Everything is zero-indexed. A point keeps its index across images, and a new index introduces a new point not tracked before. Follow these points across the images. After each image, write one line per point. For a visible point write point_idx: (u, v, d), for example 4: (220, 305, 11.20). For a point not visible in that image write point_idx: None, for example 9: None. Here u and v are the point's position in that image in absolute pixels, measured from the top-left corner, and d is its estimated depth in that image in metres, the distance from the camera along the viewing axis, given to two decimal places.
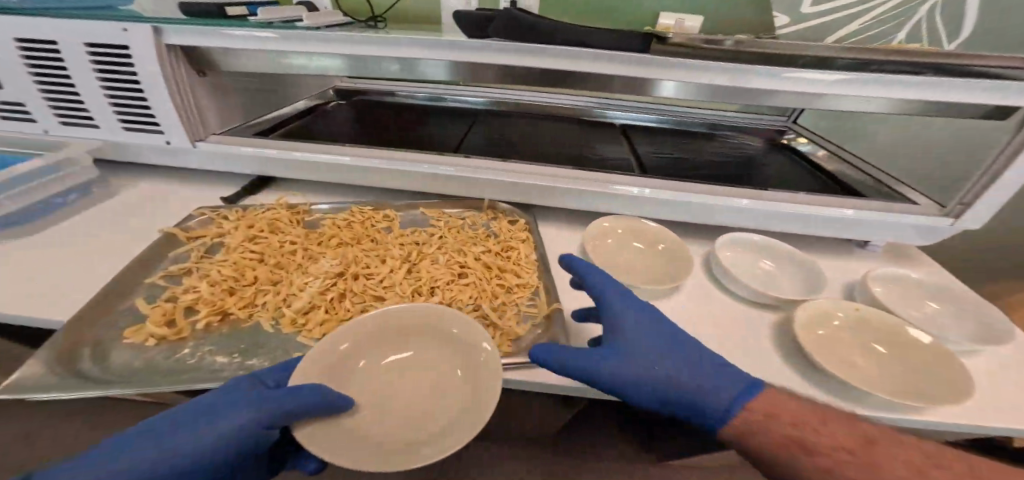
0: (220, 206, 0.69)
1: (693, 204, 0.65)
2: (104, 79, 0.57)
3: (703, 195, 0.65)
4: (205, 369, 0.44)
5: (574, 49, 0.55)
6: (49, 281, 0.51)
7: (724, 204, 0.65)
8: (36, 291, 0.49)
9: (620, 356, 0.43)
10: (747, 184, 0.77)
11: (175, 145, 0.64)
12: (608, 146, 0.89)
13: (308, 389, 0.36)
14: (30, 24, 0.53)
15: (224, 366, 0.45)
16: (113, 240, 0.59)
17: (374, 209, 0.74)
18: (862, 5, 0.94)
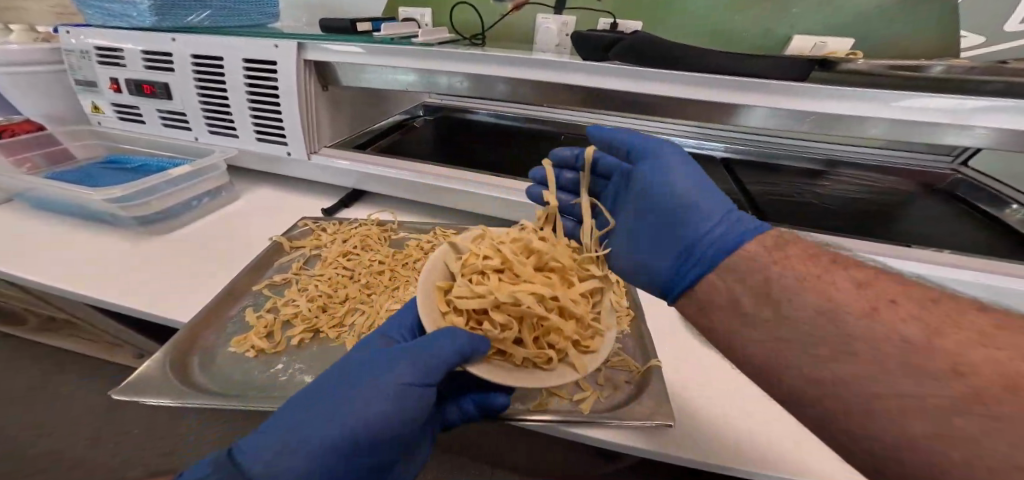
0: (321, 218, 0.70)
1: (832, 261, 0.56)
2: (251, 93, 0.62)
3: (840, 251, 0.56)
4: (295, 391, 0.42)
5: (708, 76, 0.51)
6: (185, 279, 0.54)
7: (876, 265, 0.55)
8: (173, 289, 0.52)
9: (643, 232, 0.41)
10: (888, 239, 0.66)
11: (294, 157, 0.68)
12: (708, 181, 0.83)
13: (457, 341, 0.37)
14: (205, 43, 0.59)
15: None
16: (235, 245, 0.62)
17: (457, 232, 0.72)
18: None
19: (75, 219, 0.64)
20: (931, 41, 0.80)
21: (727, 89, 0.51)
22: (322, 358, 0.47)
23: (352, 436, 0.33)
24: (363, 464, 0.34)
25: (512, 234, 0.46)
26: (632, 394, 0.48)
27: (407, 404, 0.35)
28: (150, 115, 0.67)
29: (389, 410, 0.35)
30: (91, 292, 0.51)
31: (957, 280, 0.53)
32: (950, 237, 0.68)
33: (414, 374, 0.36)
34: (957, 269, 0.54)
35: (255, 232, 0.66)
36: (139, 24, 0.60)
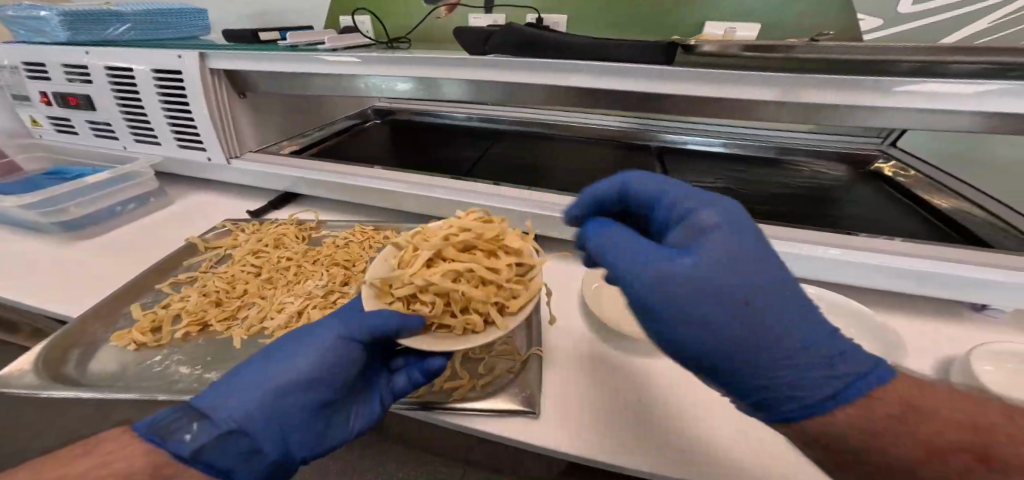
0: (244, 219, 0.73)
1: None
2: (164, 100, 0.65)
3: None
4: (167, 379, 0.45)
5: (575, 64, 0.52)
6: (98, 280, 0.58)
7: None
8: (80, 288, 0.56)
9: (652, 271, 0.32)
10: (794, 221, 0.67)
11: (215, 162, 0.71)
12: (631, 172, 0.85)
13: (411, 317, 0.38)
14: (115, 54, 0.62)
15: (184, 377, 0.45)
16: (153, 246, 0.66)
17: (376, 228, 0.74)
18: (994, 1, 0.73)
19: (10, 226, 0.68)
20: (842, 20, 0.79)
21: (600, 75, 0.52)
22: (203, 351, 0.50)
23: (286, 383, 0.36)
24: (304, 412, 0.36)
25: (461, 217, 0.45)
26: (505, 381, 0.48)
27: (343, 349, 0.38)
28: (81, 126, 0.71)
29: (322, 359, 0.37)
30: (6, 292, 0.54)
31: (844, 260, 0.53)
32: (866, 219, 0.68)
33: (348, 326, 0.39)
34: (837, 248, 0.54)
35: (180, 235, 0.69)
36: (56, 39, 0.64)
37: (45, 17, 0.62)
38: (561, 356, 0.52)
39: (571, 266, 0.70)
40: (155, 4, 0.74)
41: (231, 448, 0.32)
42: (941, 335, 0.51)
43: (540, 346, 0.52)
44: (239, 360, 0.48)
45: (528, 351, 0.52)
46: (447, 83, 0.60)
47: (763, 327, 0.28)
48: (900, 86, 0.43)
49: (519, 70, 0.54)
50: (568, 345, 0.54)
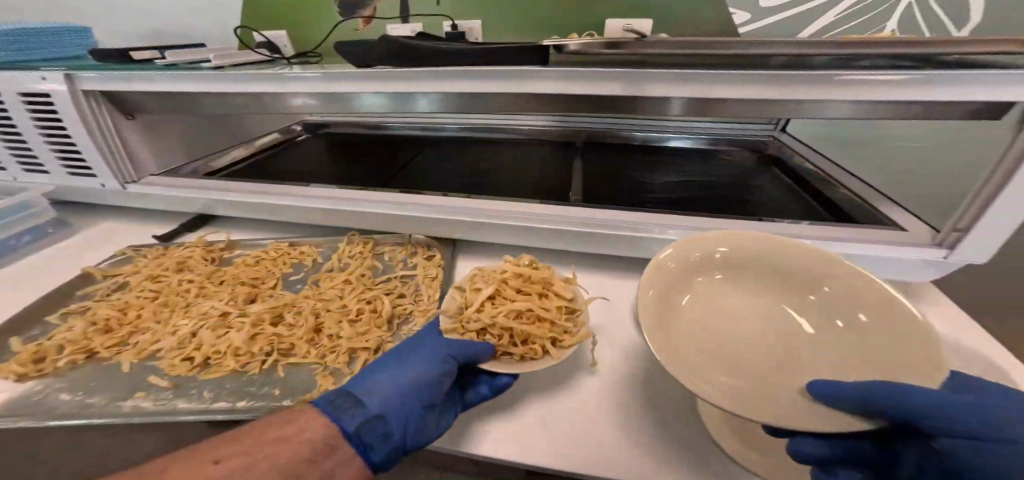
0: (148, 244, 0.70)
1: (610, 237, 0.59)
2: (43, 128, 0.63)
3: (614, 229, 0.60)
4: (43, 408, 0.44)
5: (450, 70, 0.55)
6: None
7: (647, 237, 0.59)
8: None
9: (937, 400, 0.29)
10: (690, 210, 0.70)
11: (110, 188, 0.69)
12: (551, 172, 0.87)
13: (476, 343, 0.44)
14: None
15: (64, 403, 0.45)
16: (46, 279, 0.64)
17: (292, 244, 0.74)
18: None
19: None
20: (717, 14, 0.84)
21: (487, 79, 0.55)
22: (85, 378, 0.48)
23: (416, 382, 0.41)
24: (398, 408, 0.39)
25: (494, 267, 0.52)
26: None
27: (441, 373, 0.41)
28: None
29: (420, 372, 0.41)
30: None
31: (721, 244, 0.56)
32: (759, 205, 0.71)
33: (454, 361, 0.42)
34: (716, 233, 0.57)
35: (75, 264, 0.67)
36: None
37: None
38: None
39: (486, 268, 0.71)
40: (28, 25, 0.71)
41: (373, 429, 0.38)
42: None
43: None
44: (124, 384, 0.47)
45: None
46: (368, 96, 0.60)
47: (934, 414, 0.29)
48: (735, 80, 0.47)
49: (413, 81, 0.57)
50: None
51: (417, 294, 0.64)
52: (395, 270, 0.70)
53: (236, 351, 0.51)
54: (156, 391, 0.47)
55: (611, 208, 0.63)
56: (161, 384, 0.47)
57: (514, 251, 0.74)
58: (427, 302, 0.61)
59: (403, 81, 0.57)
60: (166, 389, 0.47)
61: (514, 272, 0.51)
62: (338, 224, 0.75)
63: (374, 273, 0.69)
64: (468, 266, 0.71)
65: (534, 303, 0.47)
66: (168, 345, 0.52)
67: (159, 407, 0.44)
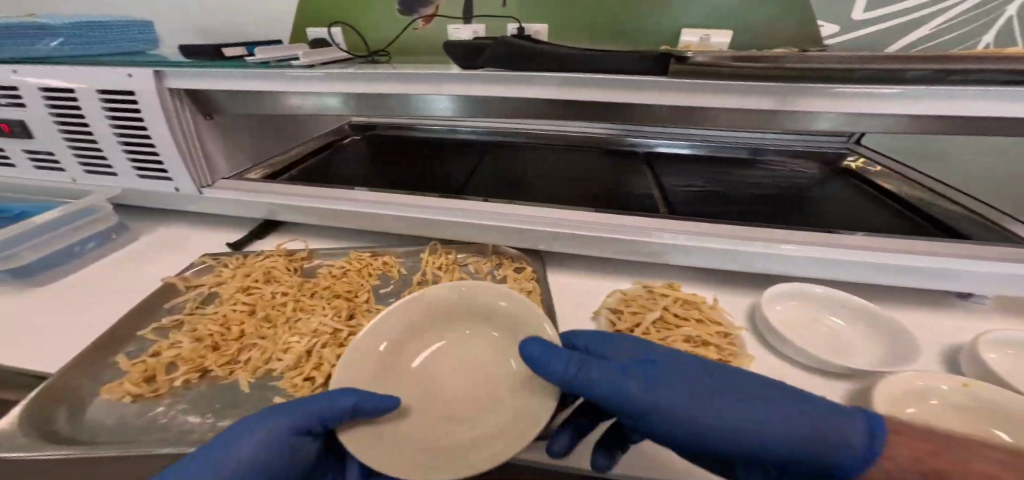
0: (223, 253, 0.67)
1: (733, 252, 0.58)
2: (114, 126, 0.56)
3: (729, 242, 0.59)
4: (173, 432, 0.40)
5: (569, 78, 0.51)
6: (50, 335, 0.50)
7: (767, 253, 0.57)
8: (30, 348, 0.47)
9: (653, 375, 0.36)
10: (795, 222, 0.69)
11: (183, 192, 0.64)
12: (625, 178, 0.85)
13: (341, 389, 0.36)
14: (47, 73, 0.53)
15: (195, 427, 0.41)
16: (117, 292, 0.58)
17: (371, 254, 0.72)
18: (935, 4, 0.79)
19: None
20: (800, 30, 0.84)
21: (610, 87, 0.51)
22: (208, 399, 0.44)
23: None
24: None
25: (639, 291, 0.57)
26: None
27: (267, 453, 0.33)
28: (17, 155, 0.62)
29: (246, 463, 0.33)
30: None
31: (847, 261, 0.55)
32: (850, 216, 0.72)
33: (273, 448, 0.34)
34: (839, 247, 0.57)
35: (147, 275, 0.62)
36: None
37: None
38: None
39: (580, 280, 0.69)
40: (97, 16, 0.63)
41: None
42: (934, 323, 0.54)
43: None
44: (253, 405, 0.44)
45: None
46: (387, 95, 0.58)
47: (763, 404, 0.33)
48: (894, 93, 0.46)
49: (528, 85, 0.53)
50: None
51: None
52: (486, 282, 0.68)
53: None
54: None
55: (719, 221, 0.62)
56: (293, 405, 0.44)
57: (600, 261, 0.72)
58: None
59: (518, 85, 0.53)
60: None
61: (673, 298, 0.53)
62: (420, 232, 0.72)
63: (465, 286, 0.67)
64: (561, 278, 0.69)
65: (704, 327, 0.48)
66: (283, 365, 0.48)
67: None
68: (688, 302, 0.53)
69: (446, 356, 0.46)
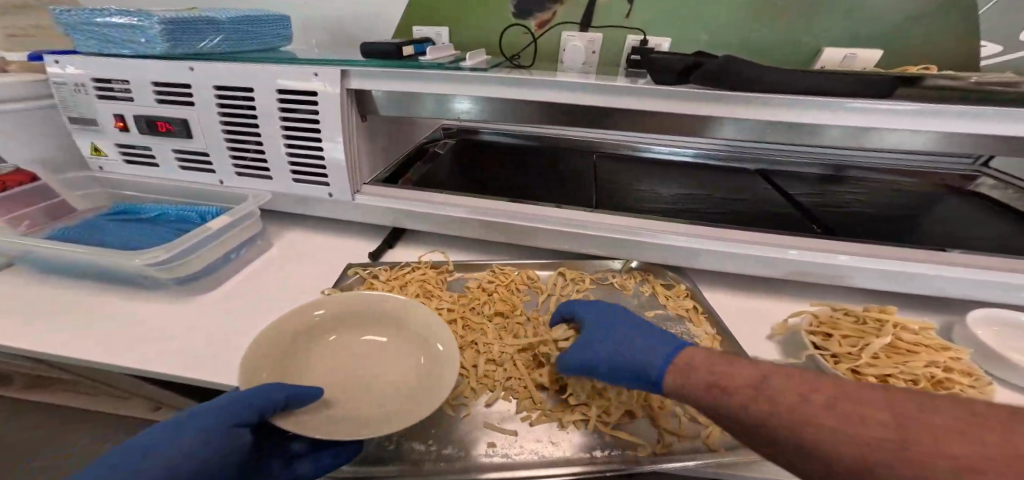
0: (369, 264, 0.64)
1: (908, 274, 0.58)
2: (287, 126, 0.58)
3: (903, 266, 0.59)
4: (407, 460, 0.43)
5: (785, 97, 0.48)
6: (230, 343, 0.48)
7: (945, 274, 0.58)
8: (225, 351, 0.47)
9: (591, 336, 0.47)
10: (963, 244, 0.67)
11: (335, 197, 0.64)
12: (751, 190, 0.84)
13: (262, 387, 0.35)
14: (225, 71, 0.55)
15: (423, 454, 0.44)
16: (281, 297, 0.57)
17: (512, 268, 0.69)
18: None
19: (91, 279, 0.57)
20: (953, 50, 0.82)
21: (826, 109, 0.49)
22: (425, 424, 0.48)
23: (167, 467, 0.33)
24: None
25: (831, 314, 0.58)
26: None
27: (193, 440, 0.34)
28: (165, 154, 0.63)
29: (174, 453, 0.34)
30: (131, 364, 0.44)
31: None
32: (1011, 239, 0.69)
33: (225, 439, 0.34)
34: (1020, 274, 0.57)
35: (297, 282, 0.60)
36: (149, 51, 0.55)
37: (143, 27, 0.53)
38: None
39: (729, 297, 0.68)
40: (245, 11, 0.66)
41: None
42: None
43: None
44: (465, 433, 0.47)
45: None
46: (424, 96, 0.60)
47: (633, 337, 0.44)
48: None
49: (742, 105, 0.50)
50: None
51: (680, 331, 0.61)
52: (636, 300, 0.67)
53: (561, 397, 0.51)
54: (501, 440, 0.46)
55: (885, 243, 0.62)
56: (502, 434, 0.47)
57: (744, 280, 0.72)
58: (704, 338, 0.59)
59: (725, 104, 0.51)
60: (509, 437, 0.46)
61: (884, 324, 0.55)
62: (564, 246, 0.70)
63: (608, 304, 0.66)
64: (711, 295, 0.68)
65: (937, 352, 0.50)
66: (507, 385, 0.52)
67: (522, 460, 0.44)
68: (905, 328, 0.55)
69: (358, 348, 0.47)
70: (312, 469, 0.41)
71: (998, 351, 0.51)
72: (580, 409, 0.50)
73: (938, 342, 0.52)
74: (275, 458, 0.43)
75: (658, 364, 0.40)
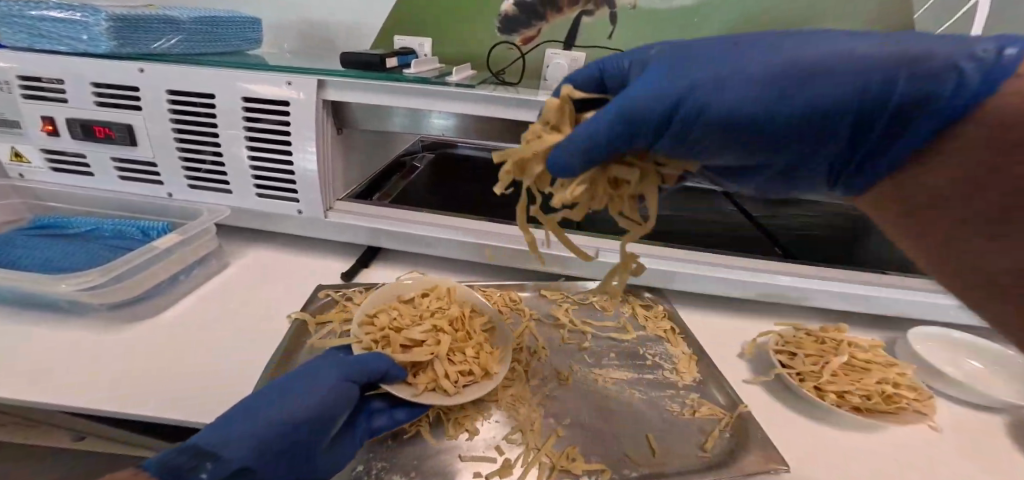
0: (341, 285, 0.60)
1: (861, 294, 0.63)
2: (253, 138, 0.53)
3: (859, 286, 0.63)
4: None
5: None
6: (178, 374, 0.43)
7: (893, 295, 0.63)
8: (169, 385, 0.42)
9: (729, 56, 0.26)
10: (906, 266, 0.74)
11: (305, 215, 0.59)
12: (721, 211, 0.89)
13: (370, 356, 0.44)
14: (179, 74, 0.51)
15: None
16: (238, 322, 0.52)
17: (492, 290, 0.69)
18: None
19: (6, 303, 0.49)
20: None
21: None
22: (404, 456, 0.44)
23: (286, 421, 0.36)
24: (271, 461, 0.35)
25: (795, 333, 0.61)
26: (735, 445, 0.48)
27: (315, 396, 0.38)
28: (103, 163, 0.56)
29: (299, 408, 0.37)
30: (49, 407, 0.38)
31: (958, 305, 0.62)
32: None
33: (334, 389, 0.39)
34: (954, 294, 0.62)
35: (258, 303, 0.55)
36: (91, 49, 0.50)
37: (85, 23, 0.48)
38: (772, 414, 0.53)
39: (706, 316, 0.70)
40: (209, 11, 0.62)
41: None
42: None
43: (744, 404, 0.53)
44: (449, 462, 0.44)
45: (723, 411, 0.53)
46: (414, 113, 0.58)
47: (823, 77, 0.23)
48: None
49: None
50: (763, 407, 0.54)
51: (659, 352, 0.62)
52: (617, 321, 0.68)
53: (546, 421, 0.50)
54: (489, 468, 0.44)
55: (841, 266, 0.67)
56: (490, 461, 0.45)
57: (716, 300, 0.75)
58: (681, 358, 0.61)
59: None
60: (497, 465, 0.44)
61: (836, 343, 0.58)
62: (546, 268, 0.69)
63: (590, 324, 0.67)
64: (688, 315, 0.70)
65: (887, 369, 0.54)
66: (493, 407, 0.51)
67: None
68: (859, 346, 0.58)
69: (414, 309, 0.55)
70: (389, 422, 0.43)
71: (937, 367, 0.55)
72: (567, 430, 0.49)
73: (887, 359, 0.56)
74: (360, 417, 0.44)
75: (954, 85, 0.20)
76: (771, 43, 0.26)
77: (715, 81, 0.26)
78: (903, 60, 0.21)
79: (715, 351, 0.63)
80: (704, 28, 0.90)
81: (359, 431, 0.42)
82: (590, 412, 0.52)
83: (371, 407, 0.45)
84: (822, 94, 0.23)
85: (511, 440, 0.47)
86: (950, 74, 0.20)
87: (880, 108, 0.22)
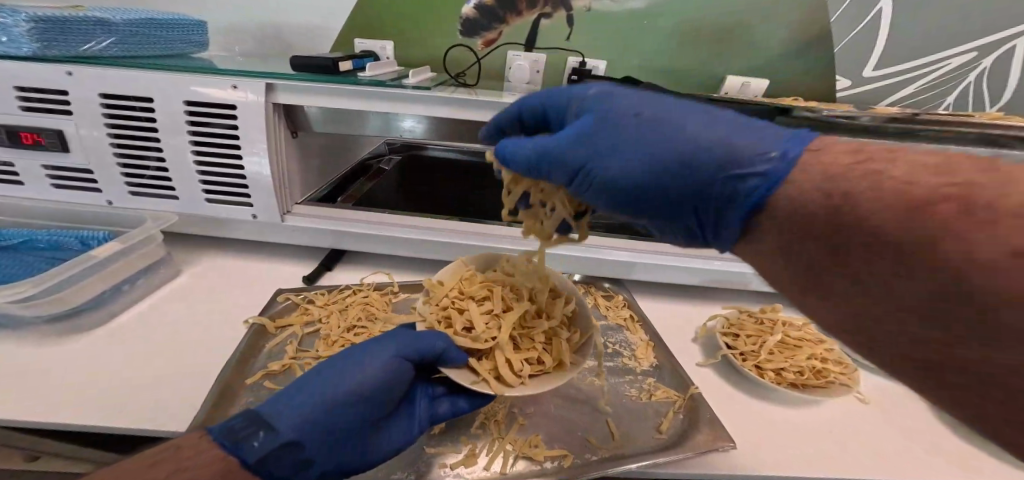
0: (302, 288, 0.59)
1: None
2: (198, 142, 0.52)
3: None
4: None
5: None
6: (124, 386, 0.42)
7: None
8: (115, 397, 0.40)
9: (641, 128, 0.31)
10: None
11: (260, 219, 0.58)
12: None
13: (428, 334, 0.41)
14: (113, 78, 0.49)
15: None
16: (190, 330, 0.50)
17: None
18: (923, 75, 0.95)
19: None
20: (825, 82, 0.98)
21: None
22: None
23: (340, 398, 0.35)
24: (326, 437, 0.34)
25: (739, 316, 0.66)
26: (687, 424, 0.51)
27: (369, 374, 0.37)
28: (33, 171, 0.53)
29: (353, 385, 0.36)
30: None
31: None
32: None
33: (387, 366, 0.38)
34: None
35: (211, 310, 0.54)
36: (14, 52, 0.47)
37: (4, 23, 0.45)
38: (719, 393, 0.56)
39: (663, 305, 0.74)
40: (148, 12, 0.59)
41: (286, 458, 0.32)
42: None
43: (694, 385, 0.56)
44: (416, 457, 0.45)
45: (677, 393, 0.56)
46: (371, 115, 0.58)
47: (668, 128, 0.30)
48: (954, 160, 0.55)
49: None
50: (712, 388, 0.57)
51: (619, 340, 0.65)
52: None
53: (511, 412, 0.52)
54: (454, 460, 0.45)
55: None
56: (456, 453, 0.46)
57: (673, 289, 0.78)
58: (639, 345, 0.64)
59: None
60: (462, 456, 0.45)
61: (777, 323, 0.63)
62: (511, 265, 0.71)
63: None
64: (647, 304, 0.74)
65: (818, 345, 0.59)
66: None
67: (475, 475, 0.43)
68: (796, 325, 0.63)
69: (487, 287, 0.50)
70: (452, 411, 0.45)
71: None
72: (531, 418, 0.51)
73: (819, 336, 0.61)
74: (421, 399, 0.45)
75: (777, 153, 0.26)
76: (663, 113, 0.31)
77: (615, 144, 0.32)
78: (725, 149, 0.28)
79: (670, 337, 0.67)
80: (656, 31, 0.94)
81: (420, 412, 0.43)
82: (552, 402, 0.54)
83: (433, 392, 0.46)
84: (665, 144, 0.30)
85: (478, 432, 0.49)
86: (762, 160, 0.26)
87: (684, 182, 0.30)
